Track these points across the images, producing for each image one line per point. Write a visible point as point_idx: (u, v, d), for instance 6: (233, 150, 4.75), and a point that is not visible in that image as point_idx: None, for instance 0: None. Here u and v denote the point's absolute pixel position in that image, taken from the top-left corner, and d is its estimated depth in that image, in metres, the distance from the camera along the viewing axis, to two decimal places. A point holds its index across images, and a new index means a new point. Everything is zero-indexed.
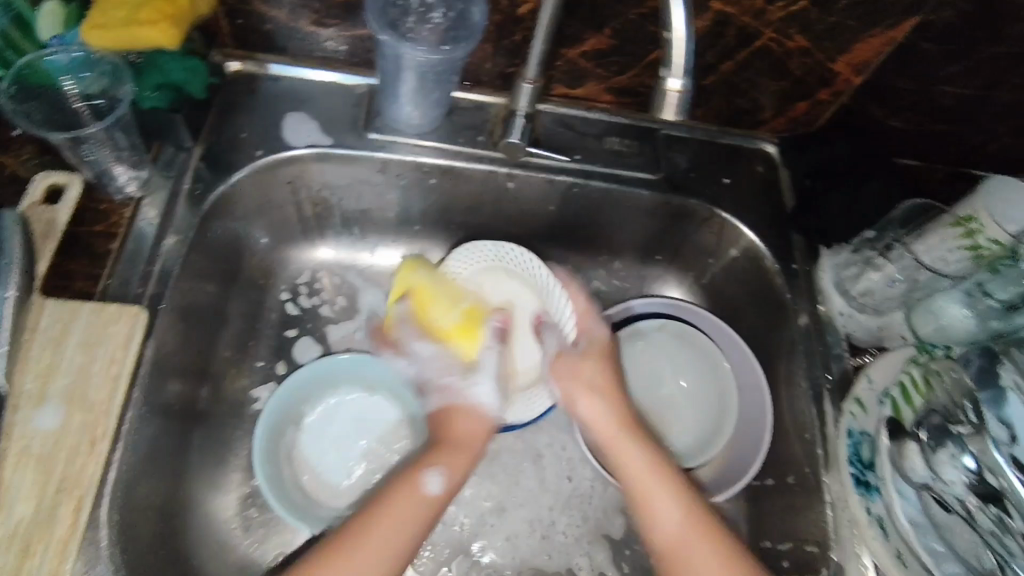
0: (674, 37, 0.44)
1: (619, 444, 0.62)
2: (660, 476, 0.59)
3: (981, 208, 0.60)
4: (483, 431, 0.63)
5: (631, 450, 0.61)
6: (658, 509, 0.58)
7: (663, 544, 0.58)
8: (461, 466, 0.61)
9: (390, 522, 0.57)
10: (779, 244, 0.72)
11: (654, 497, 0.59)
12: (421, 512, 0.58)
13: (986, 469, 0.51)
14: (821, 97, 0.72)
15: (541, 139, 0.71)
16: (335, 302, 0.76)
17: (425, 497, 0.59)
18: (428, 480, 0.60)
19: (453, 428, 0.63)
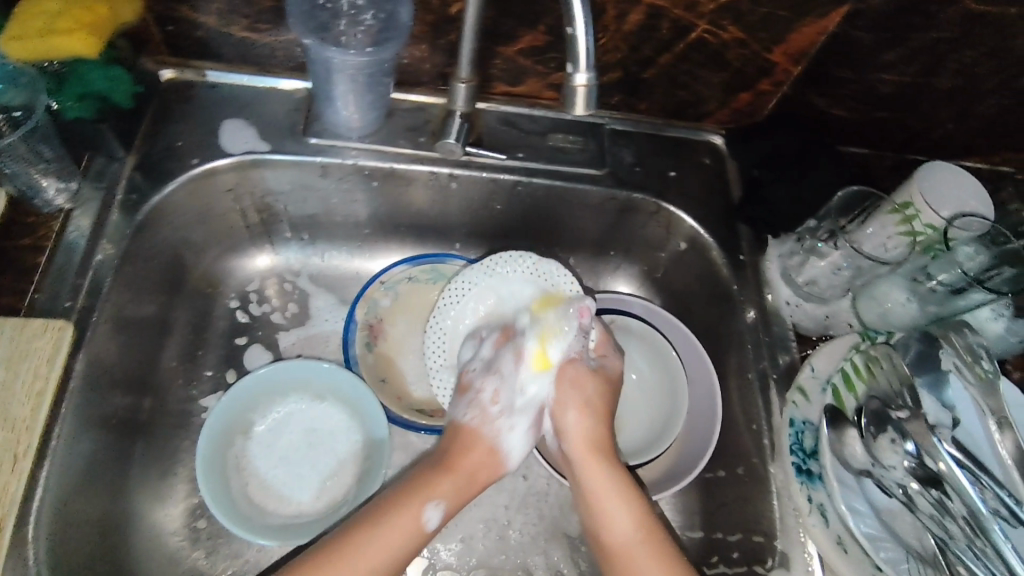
0: (573, 34, 0.45)
1: (593, 466, 0.61)
2: (621, 490, 0.59)
3: (916, 193, 0.62)
4: (488, 472, 0.61)
5: (598, 471, 0.61)
6: (612, 512, 0.58)
7: (611, 545, 0.57)
8: (459, 504, 0.60)
9: (387, 540, 0.55)
10: (725, 236, 0.72)
11: (606, 504, 0.59)
12: (412, 536, 0.56)
13: (925, 453, 0.54)
14: (763, 88, 0.72)
15: (483, 138, 0.71)
16: (286, 309, 0.75)
17: (422, 530, 0.57)
18: (431, 512, 0.58)
19: (467, 455, 0.61)
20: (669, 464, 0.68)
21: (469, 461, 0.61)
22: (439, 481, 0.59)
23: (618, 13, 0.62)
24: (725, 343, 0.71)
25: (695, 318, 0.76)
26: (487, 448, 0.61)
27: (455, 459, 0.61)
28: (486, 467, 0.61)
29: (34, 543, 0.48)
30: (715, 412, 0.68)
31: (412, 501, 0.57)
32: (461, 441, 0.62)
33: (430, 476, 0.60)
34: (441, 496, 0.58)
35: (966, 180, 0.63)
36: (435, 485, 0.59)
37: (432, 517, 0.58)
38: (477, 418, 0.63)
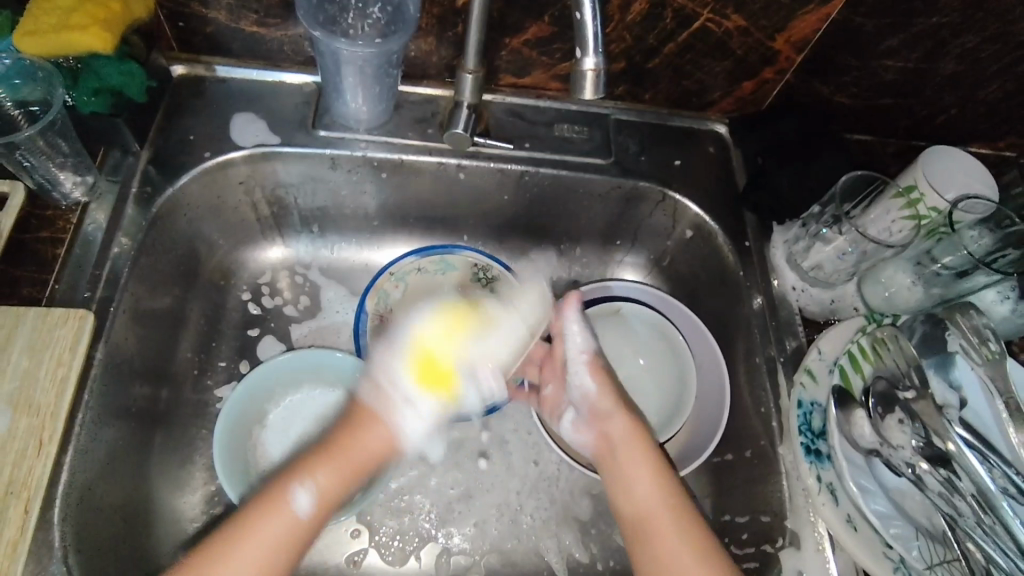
0: (581, 19, 0.47)
1: (633, 444, 0.61)
2: (642, 458, 0.60)
3: (921, 177, 0.63)
4: (383, 453, 0.60)
5: (625, 451, 0.60)
6: (636, 486, 0.59)
7: (634, 512, 0.58)
8: (335, 491, 0.56)
9: (259, 538, 0.52)
10: (730, 222, 0.73)
11: (631, 471, 0.59)
12: (290, 532, 0.53)
13: (934, 434, 0.57)
14: (766, 76, 0.73)
15: (490, 129, 0.72)
16: (298, 302, 0.76)
17: (290, 518, 0.54)
18: (298, 492, 0.55)
19: (357, 439, 0.59)
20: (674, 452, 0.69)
21: (356, 451, 0.59)
22: (322, 467, 0.57)
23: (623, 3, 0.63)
24: (732, 328, 0.71)
25: (702, 305, 0.76)
26: (386, 442, 0.60)
27: (343, 443, 0.59)
28: (377, 453, 0.59)
29: (58, 526, 0.49)
30: (725, 394, 0.69)
31: (277, 486, 0.55)
32: (349, 422, 0.60)
33: (319, 460, 0.57)
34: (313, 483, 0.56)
35: (970, 163, 0.65)
36: (313, 471, 0.56)
37: (300, 499, 0.54)
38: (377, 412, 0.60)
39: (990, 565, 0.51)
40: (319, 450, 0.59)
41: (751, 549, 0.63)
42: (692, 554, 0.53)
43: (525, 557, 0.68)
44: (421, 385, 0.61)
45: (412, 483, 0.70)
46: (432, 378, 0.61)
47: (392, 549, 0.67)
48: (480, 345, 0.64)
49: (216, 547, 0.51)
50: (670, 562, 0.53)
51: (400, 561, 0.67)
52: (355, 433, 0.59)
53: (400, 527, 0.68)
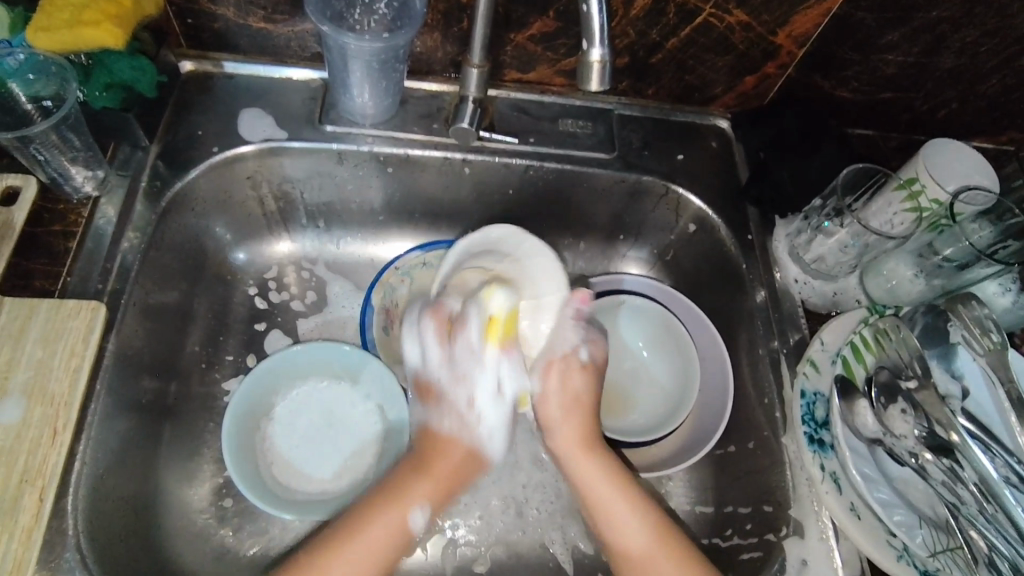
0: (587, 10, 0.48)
1: (581, 459, 0.61)
2: (624, 500, 0.59)
3: (922, 170, 0.64)
4: (470, 470, 0.62)
5: (584, 465, 0.61)
6: (622, 522, 0.58)
7: (623, 549, 0.58)
8: (438, 504, 0.60)
9: (369, 541, 0.56)
10: (732, 216, 0.73)
11: (614, 513, 0.59)
12: (398, 543, 0.57)
13: (937, 424, 0.57)
14: (768, 71, 0.73)
15: (495, 124, 0.73)
16: (305, 297, 0.77)
17: (405, 533, 0.58)
18: (414, 513, 0.58)
19: (449, 454, 0.61)
20: (679, 443, 0.70)
21: (456, 460, 0.61)
22: (429, 481, 0.60)
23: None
24: (735, 321, 0.72)
25: (705, 298, 0.77)
26: (468, 452, 0.61)
27: (440, 452, 0.61)
28: (468, 468, 0.61)
29: (71, 515, 0.50)
30: (728, 383, 0.69)
31: (388, 505, 0.58)
32: (440, 441, 0.62)
33: (411, 469, 0.61)
34: (426, 497, 0.59)
35: (971, 156, 0.65)
36: (415, 486, 0.59)
37: (415, 518, 0.59)
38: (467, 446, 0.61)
39: (993, 553, 0.52)
40: (408, 462, 0.62)
41: (754, 539, 0.63)
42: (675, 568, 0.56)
43: (530, 549, 0.69)
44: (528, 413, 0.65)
45: None
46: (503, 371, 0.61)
47: None
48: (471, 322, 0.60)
49: (344, 544, 0.55)
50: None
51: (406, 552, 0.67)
52: (445, 443, 0.61)
53: None
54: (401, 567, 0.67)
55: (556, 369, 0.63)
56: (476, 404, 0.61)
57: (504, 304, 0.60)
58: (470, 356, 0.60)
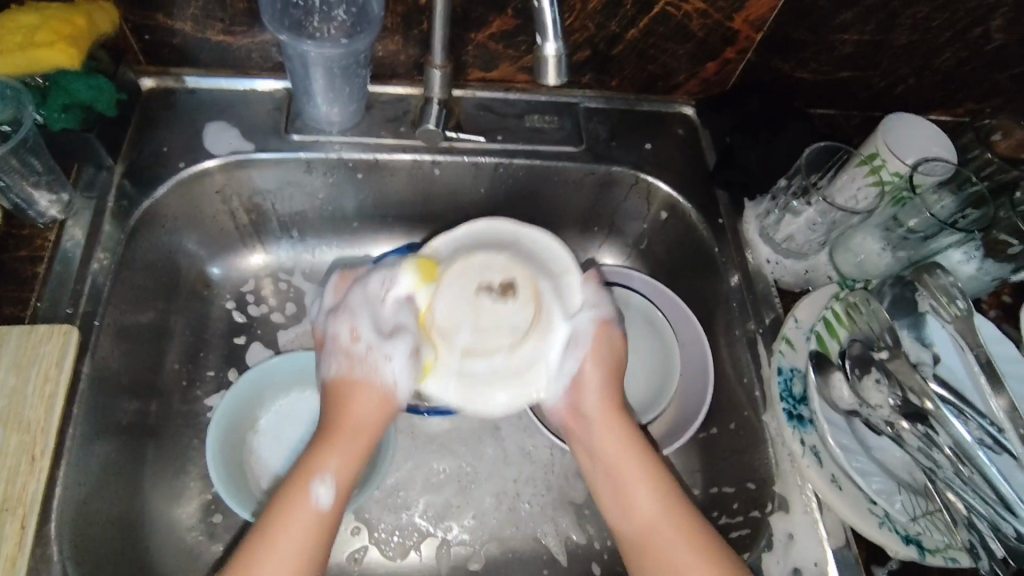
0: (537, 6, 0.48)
1: (605, 425, 0.60)
2: (642, 473, 0.57)
3: (882, 145, 0.65)
4: (377, 421, 0.58)
5: (603, 432, 0.60)
6: (637, 496, 0.57)
7: (636, 531, 0.56)
8: (348, 474, 0.55)
9: (275, 542, 0.50)
10: (702, 201, 0.74)
11: (632, 487, 0.57)
12: (316, 525, 0.52)
13: (910, 392, 0.58)
14: (728, 56, 0.75)
15: (462, 124, 0.73)
16: (284, 309, 0.76)
17: (313, 513, 0.52)
18: (315, 489, 0.53)
19: (351, 412, 0.58)
20: (667, 426, 0.70)
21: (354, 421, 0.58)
22: (328, 453, 0.56)
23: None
24: (711, 305, 0.73)
25: (682, 284, 0.78)
26: (375, 395, 0.59)
27: (340, 421, 0.58)
28: (378, 417, 0.58)
29: (56, 541, 0.50)
30: (706, 362, 0.70)
31: (289, 486, 0.53)
32: (343, 393, 0.59)
33: (315, 447, 0.56)
34: (322, 469, 0.54)
35: (926, 129, 0.67)
36: (320, 460, 0.55)
37: (320, 493, 0.53)
38: (365, 398, 0.58)
39: (971, 515, 0.52)
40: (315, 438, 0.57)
41: (741, 517, 0.64)
42: (693, 555, 0.53)
43: (523, 544, 0.69)
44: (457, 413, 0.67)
45: (406, 478, 0.70)
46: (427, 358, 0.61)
47: (391, 544, 0.68)
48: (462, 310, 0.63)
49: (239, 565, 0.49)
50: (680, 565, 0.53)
51: (400, 556, 0.67)
52: (349, 388, 0.59)
53: (398, 523, 0.69)
54: (396, 571, 0.67)
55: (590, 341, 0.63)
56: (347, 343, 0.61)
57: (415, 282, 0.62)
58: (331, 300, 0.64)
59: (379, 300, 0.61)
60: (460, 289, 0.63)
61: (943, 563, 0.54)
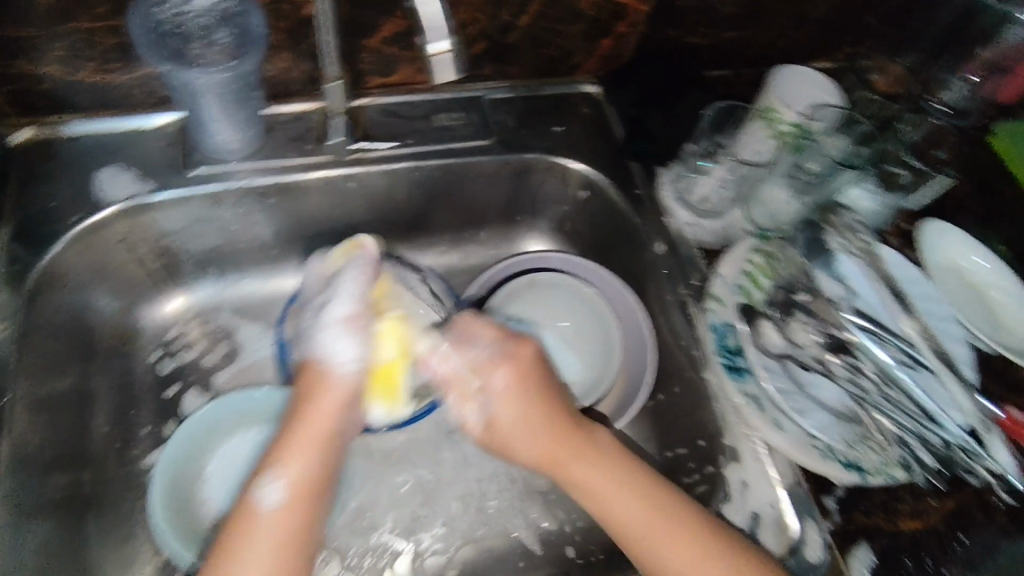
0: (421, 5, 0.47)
1: (564, 456, 0.59)
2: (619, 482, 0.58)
3: (775, 99, 0.69)
4: (339, 405, 0.57)
5: (572, 461, 0.59)
6: (618, 504, 0.57)
7: (629, 535, 0.56)
8: (310, 471, 0.53)
9: (235, 550, 0.49)
10: (616, 175, 0.76)
11: (612, 500, 0.57)
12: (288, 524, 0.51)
13: (832, 327, 0.64)
14: (620, 31, 0.76)
15: (369, 134, 0.72)
16: (215, 351, 0.74)
17: (256, 509, 0.51)
18: (268, 483, 0.52)
19: (310, 404, 0.56)
20: (617, 401, 0.71)
21: (317, 420, 0.55)
22: (293, 455, 0.53)
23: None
24: (641, 276, 0.75)
25: (610, 259, 0.80)
26: (342, 388, 0.57)
27: (306, 419, 0.55)
28: (340, 413, 0.57)
29: None
30: (645, 333, 0.71)
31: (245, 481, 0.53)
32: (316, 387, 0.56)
33: (278, 448, 0.54)
34: (281, 466, 0.53)
35: (811, 79, 0.71)
36: (280, 456, 0.54)
37: (265, 490, 0.52)
38: (340, 402, 0.56)
39: (898, 430, 0.58)
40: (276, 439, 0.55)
41: (698, 474, 0.66)
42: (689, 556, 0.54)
43: (497, 541, 0.69)
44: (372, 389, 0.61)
45: (369, 499, 0.69)
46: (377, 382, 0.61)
47: (364, 567, 0.67)
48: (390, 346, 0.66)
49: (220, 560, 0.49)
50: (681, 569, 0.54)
51: None
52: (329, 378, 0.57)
53: (368, 545, 0.68)
54: None
55: (458, 330, 0.62)
56: (352, 350, 0.58)
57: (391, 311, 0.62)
58: (350, 302, 0.61)
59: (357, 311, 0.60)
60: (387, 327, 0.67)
61: (884, 481, 0.58)
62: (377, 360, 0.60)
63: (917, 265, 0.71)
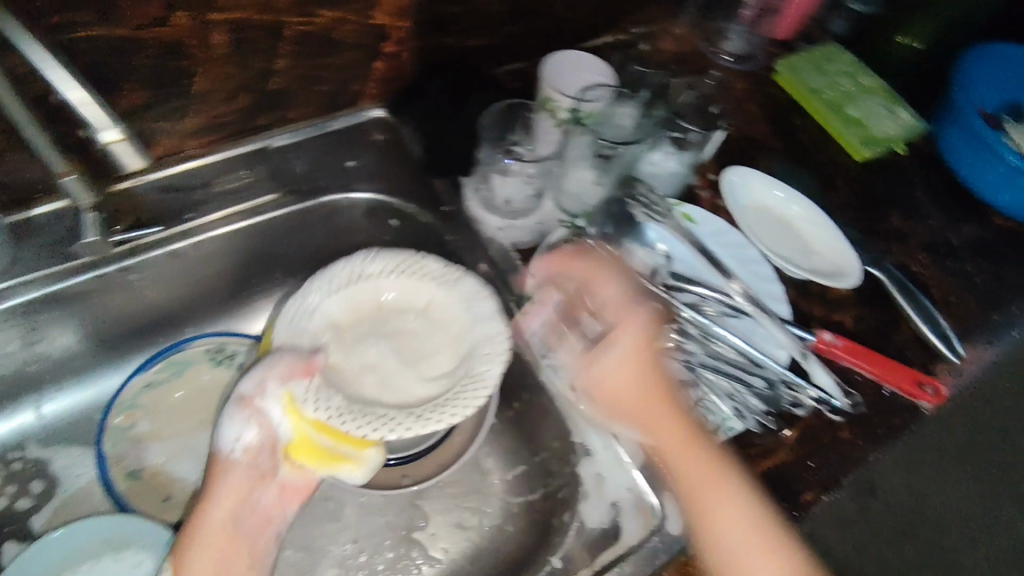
0: (80, 104, 0.48)
1: (686, 446, 0.57)
2: (733, 490, 0.55)
3: (549, 91, 0.69)
4: (238, 494, 0.56)
5: (684, 465, 0.57)
6: (733, 515, 0.54)
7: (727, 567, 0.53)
8: (212, 562, 0.54)
9: None
10: (421, 199, 0.74)
11: (717, 512, 0.55)
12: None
13: (650, 301, 0.67)
14: (389, 51, 0.71)
15: (143, 216, 0.67)
16: (31, 490, 0.68)
17: None
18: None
19: (210, 497, 0.56)
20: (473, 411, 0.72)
21: (211, 514, 0.56)
22: (194, 549, 0.54)
23: (178, 76, 0.61)
24: None
25: None
26: (244, 469, 0.57)
27: (207, 509, 0.56)
28: (241, 503, 0.56)
29: None
30: None
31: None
32: (211, 478, 0.57)
33: (183, 540, 0.55)
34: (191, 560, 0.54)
35: (584, 62, 0.73)
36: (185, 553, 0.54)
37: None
38: (235, 493, 0.56)
39: (730, 385, 0.62)
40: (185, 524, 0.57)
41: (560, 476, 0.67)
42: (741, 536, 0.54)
43: None
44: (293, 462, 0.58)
45: None
46: (312, 455, 0.57)
47: None
48: (357, 353, 0.63)
49: None
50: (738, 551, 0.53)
51: None
52: (221, 468, 0.57)
53: None
54: None
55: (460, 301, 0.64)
56: (249, 435, 0.57)
57: (295, 385, 0.57)
58: (254, 384, 0.57)
59: (268, 389, 0.57)
60: (362, 329, 0.65)
61: (725, 434, 0.61)
62: (288, 435, 0.58)
63: (726, 207, 0.76)
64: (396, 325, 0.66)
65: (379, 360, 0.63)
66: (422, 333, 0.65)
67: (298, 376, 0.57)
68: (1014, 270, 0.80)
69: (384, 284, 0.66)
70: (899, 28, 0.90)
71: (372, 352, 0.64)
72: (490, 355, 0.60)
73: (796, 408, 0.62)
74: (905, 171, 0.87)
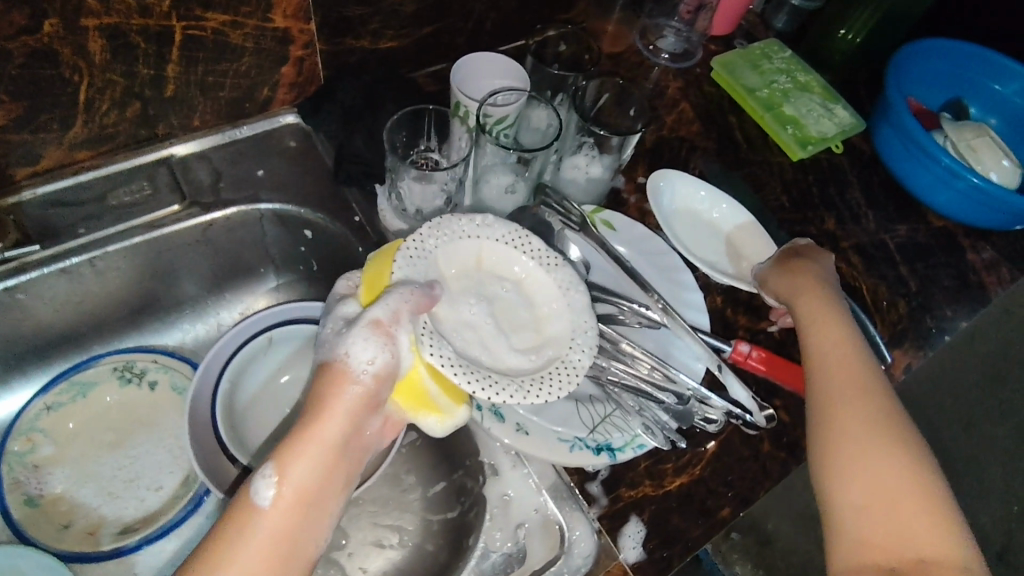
0: None
1: (862, 439, 0.50)
2: (913, 481, 0.48)
3: (460, 95, 0.65)
4: (354, 423, 0.45)
5: (877, 452, 0.49)
6: (910, 520, 0.46)
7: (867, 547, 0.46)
8: (318, 484, 0.44)
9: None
10: (333, 208, 0.72)
11: (890, 508, 0.47)
12: (279, 528, 0.42)
13: None
14: (296, 54, 0.68)
15: (30, 232, 0.64)
16: None
17: (251, 513, 0.42)
18: (265, 484, 0.43)
19: (328, 412, 0.44)
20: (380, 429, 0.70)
21: (326, 427, 0.44)
22: (302, 462, 0.44)
23: (57, 85, 0.58)
24: None
25: None
26: (364, 398, 0.45)
27: (318, 421, 0.45)
28: (353, 430, 0.45)
29: None
30: None
31: (242, 483, 0.44)
32: (327, 388, 0.45)
33: (289, 445, 0.44)
34: (301, 474, 0.43)
35: (497, 64, 0.70)
36: (292, 464, 0.43)
37: (265, 495, 0.43)
38: (351, 414, 0.45)
39: (639, 400, 0.60)
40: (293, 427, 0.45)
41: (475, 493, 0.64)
42: (865, 433, 0.50)
43: None
44: (399, 401, 0.47)
45: None
46: (412, 397, 0.47)
47: None
48: (450, 311, 0.47)
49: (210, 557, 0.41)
50: (852, 478, 0.49)
51: None
52: (337, 380, 0.45)
53: None
54: None
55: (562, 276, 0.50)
56: (378, 360, 0.44)
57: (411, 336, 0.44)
58: (380, 312, 0.43)
59: (398, 319, 0.43)
60: (460, 284, 0.49)
61: (634, 453, 0.57)
62: (407, 369, 0.46)
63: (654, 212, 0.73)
64: (493, 288, 0.50)
65: (478, 322, 0.48)
66: (535, 311, 0.50)
67: (412, 309, 0.44)
68: (947, 273, 0.79)
69: (489, 249, 0.50)
70: (842, 22, 0.88)
71: (481, 317, 0.48)
72: (578, 343, 0.48)
73: (711, 424, 0.62)
74: (841, 172, 0.85)
